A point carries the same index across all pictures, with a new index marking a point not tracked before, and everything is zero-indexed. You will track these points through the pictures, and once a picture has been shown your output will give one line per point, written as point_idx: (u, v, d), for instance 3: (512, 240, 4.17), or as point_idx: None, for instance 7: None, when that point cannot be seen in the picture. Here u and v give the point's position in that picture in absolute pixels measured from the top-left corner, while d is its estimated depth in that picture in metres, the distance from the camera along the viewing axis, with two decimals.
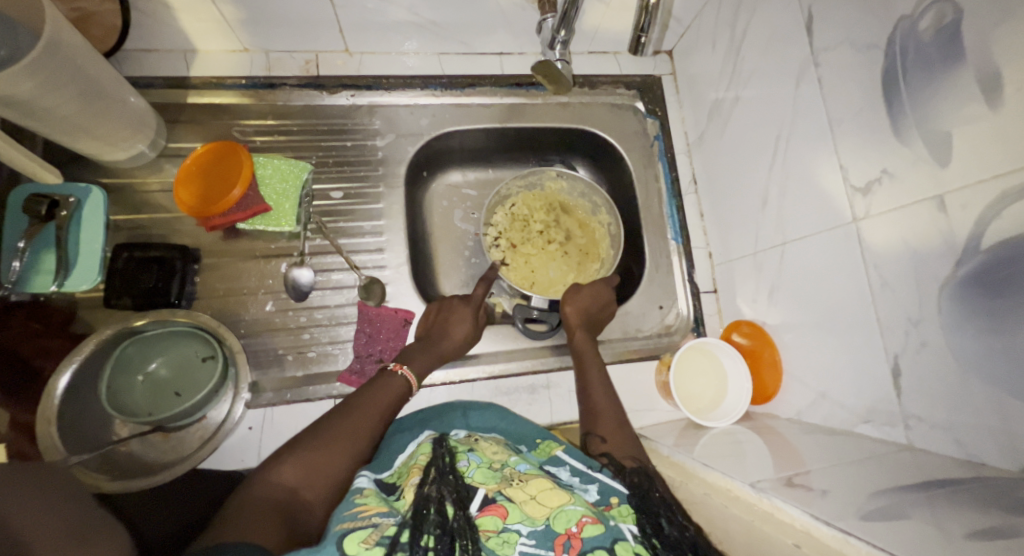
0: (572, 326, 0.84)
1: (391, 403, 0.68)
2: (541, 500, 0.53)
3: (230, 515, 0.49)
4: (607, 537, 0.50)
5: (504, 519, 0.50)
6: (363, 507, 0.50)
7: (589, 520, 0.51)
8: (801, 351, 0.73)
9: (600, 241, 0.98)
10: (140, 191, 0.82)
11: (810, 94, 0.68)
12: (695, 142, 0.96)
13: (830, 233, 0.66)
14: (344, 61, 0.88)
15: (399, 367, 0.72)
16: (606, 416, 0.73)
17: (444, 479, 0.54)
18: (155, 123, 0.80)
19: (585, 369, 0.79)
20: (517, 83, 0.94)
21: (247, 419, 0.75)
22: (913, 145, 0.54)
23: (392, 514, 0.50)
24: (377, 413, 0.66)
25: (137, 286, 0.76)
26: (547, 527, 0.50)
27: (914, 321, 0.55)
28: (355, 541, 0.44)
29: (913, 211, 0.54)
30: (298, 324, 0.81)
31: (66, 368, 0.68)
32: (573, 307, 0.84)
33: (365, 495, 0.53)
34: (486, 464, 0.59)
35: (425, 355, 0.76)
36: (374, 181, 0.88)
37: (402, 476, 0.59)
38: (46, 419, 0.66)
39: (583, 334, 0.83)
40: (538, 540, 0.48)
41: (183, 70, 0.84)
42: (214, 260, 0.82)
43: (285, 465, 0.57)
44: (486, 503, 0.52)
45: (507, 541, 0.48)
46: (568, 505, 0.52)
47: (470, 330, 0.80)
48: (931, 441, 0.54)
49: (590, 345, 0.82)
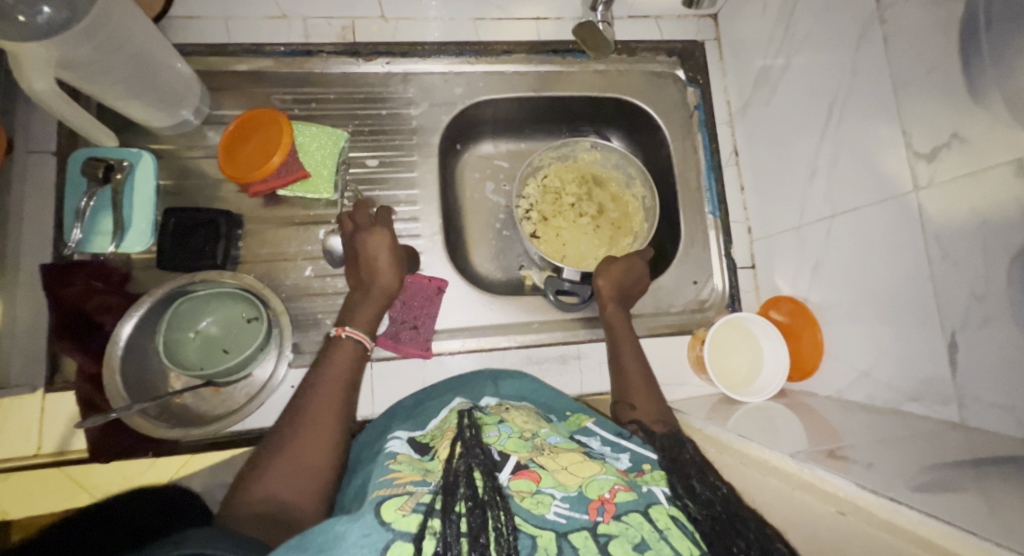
0: (603, 298, 0.83)
1: (348, 368, 0.68)
2: (573, 470, 0.54)
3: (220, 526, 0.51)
4: (641, 503, 0.50)
5: (538, 482, 0.51)
6: (397, 475, 0.52)
7: (621, 488, 0.51)
8: (844, 327, 0.71)
9: (634, 215, 0.97)
10: (186, 157, 0.84)
11: (872, 57, 0.64)
12: (737, 111, 0.92)
13: (883, 205, 0.63)
14: (380, 27, 0.86)
15: (341, 331, 0.71)
16: (636, 385, 0.74)
17: (473, 452, 0.54)
18: (199, 91, 0.82)
19: (618, 340, 0.79)
20: (553, 50, 0.92)
21: (290, 378, 0.78)
22: (992, 107, 0.50)
23: (426, 482, 0.51)
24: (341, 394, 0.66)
25: (186, 248, 0.79)
26: (580, 493, 0.50)
27: (978, 296, 0.52)
28: (392, 508, 0.45)
29: (985, 178, 0.51)
30: (335, 289, 0.83)
31: (128, 319, 0.73)
32: (605, 277, 0.83)
33: (398, 460, 0.56)
34: (517, 434, 0.60)
35: (362, 301, 0.74)
36: (408, 150, 0.89)
37: (435, 438, 0.61)
38: (110, 369, 0.71)
39: (615, 306, 0.82)
40: (572, 504, 0.49)
41: (221, 36, 0.84)
42: (255, 226, 0.84)
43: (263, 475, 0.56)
44: (519, 468, 0.53)
45: (542, 501, 0.49)
46: (600, 475, 0.53)
47: (384, 254, 0.76)
48: (987, 420, 0.52)
49: (621, 318, 0.81)
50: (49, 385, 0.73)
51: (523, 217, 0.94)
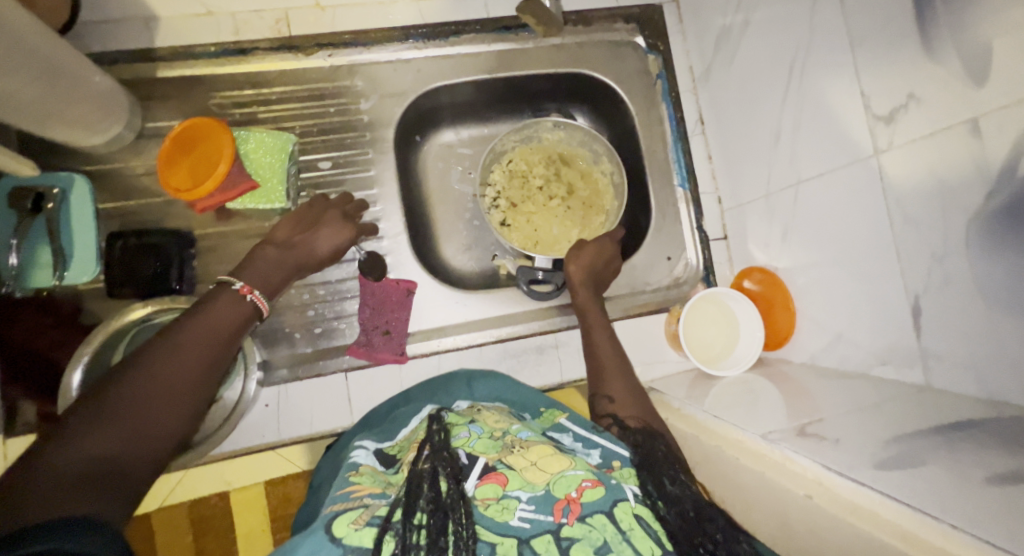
0: (574, 284, 0.81)
1: (233, 324, 0.57)
2: (542, 467, 0.53)
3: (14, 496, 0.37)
4: (607, 500, 0.49)
5: (504, 486, 0.50)
6: (356, 488, 0.52)
7: (589, 484, 0.50)
8: (814, 294, 0.70)
9: (603, 193, 0.94)
10: (127, 175, 0.80)
11: (829, 14, 0.61)
12: (701, 77, 0.89)
13: (849, 169, 0.61)
14: (316, 17, 0.81)
15: (248, 291, 0.60)
16: (613, 373, 0.73)
17: (440, 454, 0.53)
18: (128, 102, 0.76)
19: (591, 328, 0.78)
20: (505, 26, 0.87)
21: (263, 396, 0.77)
22: (947, 62, 0.48)
23: (383, 495, 0.51)
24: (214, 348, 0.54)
25: (138, 276, 0.75)
26: (546, 492, 0.49)
27: (938, 257, 0.51)
28: (344, 523, 0.45)
29: (943, 138, 0.50)
30: (301, 301, 0.80)
31: (78, 365, 0.67)
32: (576, 262, 0.81)
33: (360, 473, 0.56)
34: (488, 434, 0.59)
35: (277, 251, 0.68)
36: (362, 148, 0.85)
37: (403, 449, 0.61)
38: None
39: (586, 292, 0.81)
40: (537, 505, 0.48)
41: (147, 40, 0.77)
42: (209, 242, 0.81)
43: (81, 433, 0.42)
44: (486, 471, 0.52)
45: (507, 507, 0.48)
46: (569, 471, 0.52)
47: (329, 240, 0.74)
48: (952, 381, 0.52)
49: (593, 302, 0.80)
50: (9, 431, 0.69)
51: (489, 207, 0.92)
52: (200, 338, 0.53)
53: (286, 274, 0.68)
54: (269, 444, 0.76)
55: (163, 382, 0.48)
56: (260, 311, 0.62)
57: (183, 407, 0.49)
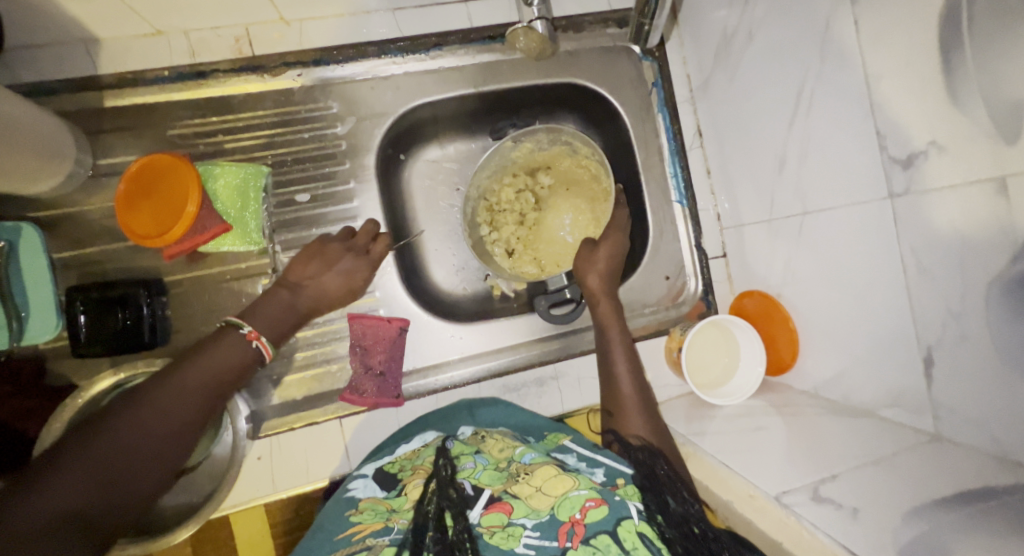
0: (595, 293, 0.79)
1: (229, 371, 0.61)
2: (546, 490, 0.50)
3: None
4: (611, 520, 0.46)
5: (509, 514, 0.48)
6: (358, 528, 0.50)
7: (592, 504, 0.47)
8: (818, 324, 0.69)
9: (601, 175, 0.86)
10: (83, 220, 0.73)
11: (840, 43, 0.57)
12: (699, 89, 0.85)
13: (859, 208, 0.59)
14: (281, 33, 0.73)
15: (254, 336, 0.64)
16: (634, 409, 0.70)
17: (445, 495, 0.50)
18: (74, 140, 0.68)
19: (608, 343, 0.76)
20: (490, 36, 0.80)
21: (254, 449, 0.72)
22: (974, 114, 0.45)
23: (388, 528, 0.48)
24: (201, 385, 0.59)
25: (106, 331, 0.69)
26: (551, 516, 0.47)
27: (954, 314, 0.50)
28: None
29: (969, 191, 0.47)
30: (288, 345, 0.77)
31: None
32: (597, 274, 0.79)
33: (362, 511, 0.54)
34: (493, 465, 0.57)
35: (280, 301, 0.67)
36: (343, 177, 0.79)
37: (404, 470, 0.60)
38: None
39: (610, 304, 0.78)
40: (542, 531, 0.45)
41: (89, 67, 0.69)
42: (183, 288, 0.75)
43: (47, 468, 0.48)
44: (492, 501, 0.50)
45: (512, 534, 0.46)
46: (573, 491, 0.49)
47: (336, 281, 0.71)
48: (962, 434, 0.52)
49: (614, 314, 0.78)
50: None
51: (492, 252, 0.88)
52: (189, 377, 0.58)
53: (291, 318, 0.68)
54: (264, 497, 0.71)
55: (134, 423, 0.53)
56: (262, 357, 0.65)
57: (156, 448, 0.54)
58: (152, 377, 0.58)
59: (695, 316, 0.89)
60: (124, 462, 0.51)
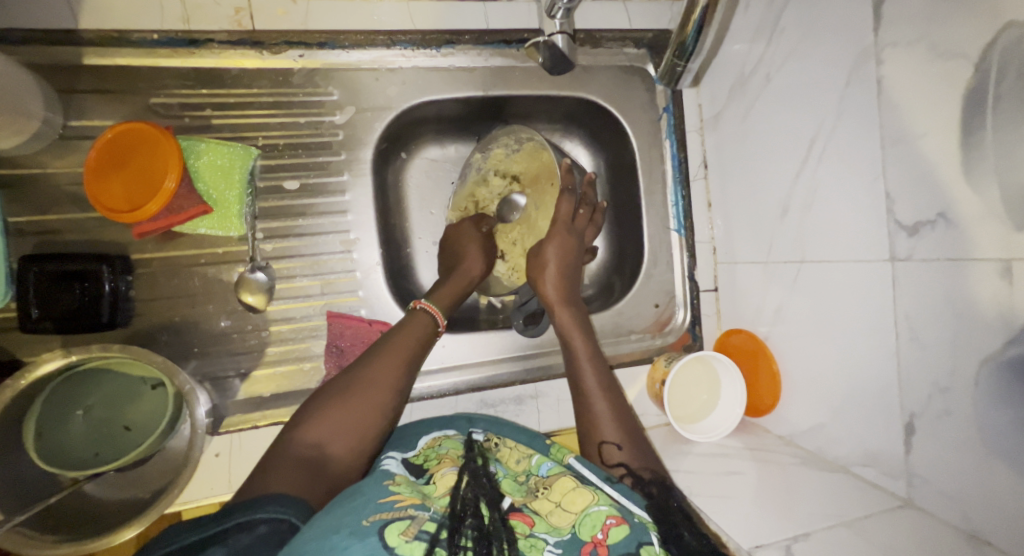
0: (552, 304, 0.75)
1: (420, 339, 0.66)
2: (566, 506, 0.49)
3: (270, 474, 0.47)
4: (632, 541, 0.46)
5: (532, 527, 0.46)
6: (398, 497, 0.45)
7: (613, 522, 0.47)
8: (800, 371, 0.70)
9: (551, 164, 0.80)
10: (47, 184, 0.67)
11: (860, 100, 0.57)
12: (709, 121, 0.84)
13: (859, 266, 0.59)
14: (285, 10, 0.68)
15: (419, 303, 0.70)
16: (608, 420, 0.64)
17: (479, 482, 0.50)
18: (43, 97, 0.63)
19: (574, 354, 0.71)
20: (505, 40, 0.77)
21: (212, 445, 0.67)
22: (985, 194, 0.45)
23: (427, 507, 0.45)
24: (406, 360, 0.61)
25: (59, 308, 0.65)
26: (573, 536, 0.46)
27: (942, 387, 0.50)
28: (394, 531, 0.39)
29: (970, 267, 0.47)
30: (260, 340, 0.73)
31: None
32: (549, 281, 0.76)
33: (396, 482, 0.48)
34: (511, 475, 0.55)
35: (453, 285, 0.75)
36: (336, 169, 0.76)
37: (429, 460, 0.56)
38: None
39: (569, 311, 0.74)
40: (565, 549, 0.44)
41: (68, 20, 0.63)
42: (152, 268, 0.71)
43: (310, 420, 0.53)
44: (512, 509, 0.49)
45: (535, 545, 0.44)
46: (593, 507, 0.48)
47: (484, 260, 0.79)
48: (934, 505, 0.53)
49: (574, 322, 0.73)
50: None
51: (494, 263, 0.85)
52: (386, 352, 0.61)
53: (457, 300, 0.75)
54: (218, 498, 0.65)
55: (354, 384, 0.57)
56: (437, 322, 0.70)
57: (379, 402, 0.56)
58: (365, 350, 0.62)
59: (680, 347, 0.88)
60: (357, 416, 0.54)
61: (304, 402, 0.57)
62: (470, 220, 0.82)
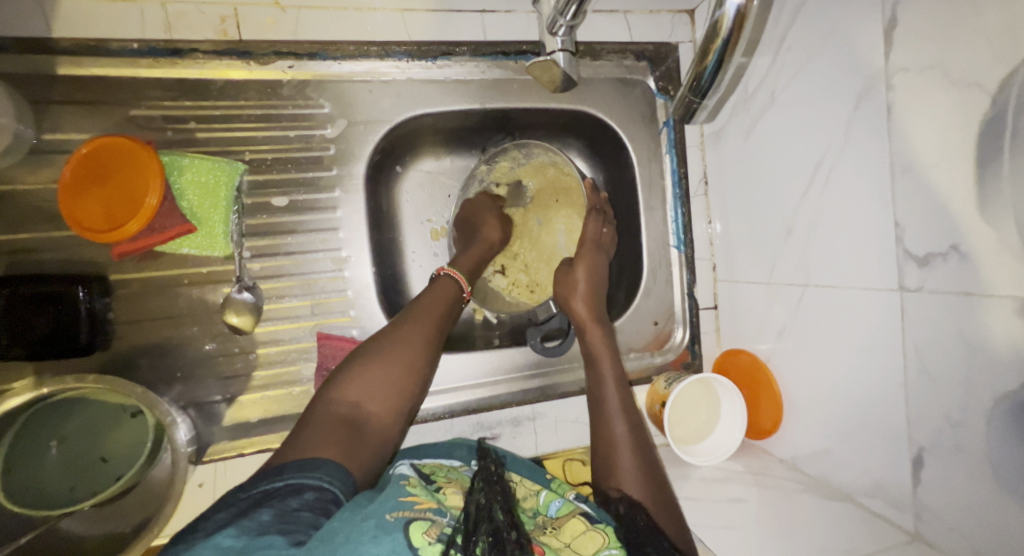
0: (584, 322, 0.74)
1: (447, 306, 0.68)
2: (576, 548, 0.47)
3: (307, 431, 0.50)
4: None
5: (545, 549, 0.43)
6: (415, 499, 0.42)
7: None
8: (803, 397, 0.68)
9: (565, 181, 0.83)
10: (19, 201, 0.64)
11: (868, 124, 0.56)
12: (710, 136, 0.83)
13: (866, 294, 0.58)
14: (274, 19, 0.65)
15: (443, 269, 0.72)
16: (626, 447, 0.63)
17: (493, 489, 0.49)
18: (13, 109, 0.59)
19: (601, 374, 0.70)
20: (504, 52, 0.74)
21: (196, 475, 0.64)
22: (1000, 228, 0.44)
23: (444, 512, 0.42)
24: (432, 325, 0.64)
25: (31, 334, 0.61)
26: None
27: (953, 422, 0.49)
28: (419, 532, 0.37)
29: (984, 303, 0.46)
30: (246, 363, 0.70)
31: None
32: (581, 298, 0.74)
33: (411, 484, 0.46)
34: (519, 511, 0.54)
35: (475, 251, 0.77)
36: (327, 184, 0.73)
37: (437, 475, 0.54)
38: None
39: (601, 330, 0.73)
40: None
41: (41, 27, 0.59)
42: (132, 289, 0.67)
43: (346, 378, 0.56)
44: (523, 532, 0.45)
45: None
46: (603, 549, 0.45)
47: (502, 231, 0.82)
48: (942, 540, 0.52)
49: (606, 344, 0.72)
50: None
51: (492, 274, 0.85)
52: (415, 315, 0.64)
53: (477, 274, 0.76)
54: None
55: (385, 347, 0.60)
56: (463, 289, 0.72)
57: (408, 363, 0.59)
58: (394, 314, 0.65)
59: (679, 366, 0.87)
60: (389, 377, 0.58)
61: (340, 362, 0.60)
62: (490, 196, 0.83)
